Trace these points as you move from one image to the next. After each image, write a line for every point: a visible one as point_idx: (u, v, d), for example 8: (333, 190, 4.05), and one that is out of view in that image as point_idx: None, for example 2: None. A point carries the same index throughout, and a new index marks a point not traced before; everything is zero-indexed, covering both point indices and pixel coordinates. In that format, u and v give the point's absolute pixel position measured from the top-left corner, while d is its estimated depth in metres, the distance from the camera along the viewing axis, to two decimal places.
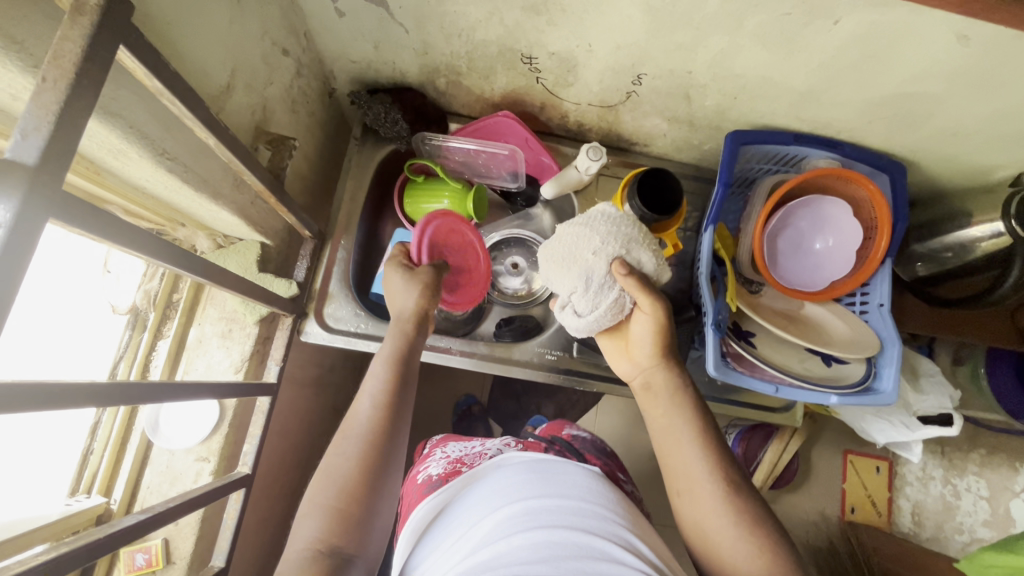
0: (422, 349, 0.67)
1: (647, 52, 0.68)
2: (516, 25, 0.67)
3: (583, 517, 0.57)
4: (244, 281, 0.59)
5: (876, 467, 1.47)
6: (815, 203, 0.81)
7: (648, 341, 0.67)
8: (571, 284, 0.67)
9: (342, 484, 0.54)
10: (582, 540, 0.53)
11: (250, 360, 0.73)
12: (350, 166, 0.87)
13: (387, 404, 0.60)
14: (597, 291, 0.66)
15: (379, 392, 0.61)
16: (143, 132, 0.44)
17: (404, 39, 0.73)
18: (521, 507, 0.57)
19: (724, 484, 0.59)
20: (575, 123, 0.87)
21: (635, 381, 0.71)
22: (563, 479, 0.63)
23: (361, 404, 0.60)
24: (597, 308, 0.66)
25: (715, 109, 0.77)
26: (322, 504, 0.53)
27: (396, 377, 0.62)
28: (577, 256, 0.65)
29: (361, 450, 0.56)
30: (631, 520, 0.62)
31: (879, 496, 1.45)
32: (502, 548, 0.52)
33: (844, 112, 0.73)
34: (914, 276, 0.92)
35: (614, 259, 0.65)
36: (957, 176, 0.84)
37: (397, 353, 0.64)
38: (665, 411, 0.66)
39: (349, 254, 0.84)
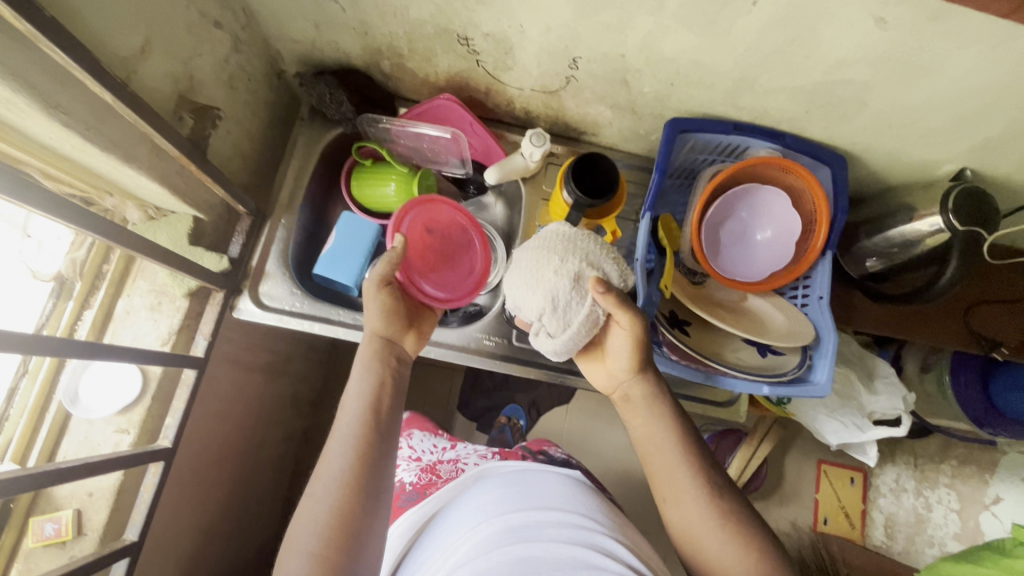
0: (399, 377, 0.69)
1: (578, 34, 0.68)
2: (447, 4, 0.67)
3: (556, 530, 0.60)
4: (141, 242, 0.60)
5: (851, 479, 1.46)
6: (755, 194, 0.81)
7: (627, 351, 0.66)
8: (537, 305, 0.61)
9: (320, 529, 0.56)
10: (560, 551, 0.56)
11: (178, 334, 0.73)
12: (297, 147, 0.88)
13: (366, 436, 0.62)
14: (568, 309, 0.60)
15: (352, 427, 0.62)
16: (31, 83, 0.44)
17: (341, 17, 0.73)
18: (501, 525, 0.60)
19: (709, 488, 0.61)
20: (521, 110, 0.88)
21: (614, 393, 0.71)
22: (541, 494, 0.67)
23: (336, 442, 0.62)
24: (571, 326, 0.61)
25: (654, 96, 0.78)
26: (305, 549, 0.55)
27: (369, 410, 0.64)
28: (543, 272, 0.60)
29: (338, 490, 0.58)
30: (610, 527, 0.65)
31: (853, 507, 1.44)
32: (480, 564, 0.55)
33: (780, 101, 0.73)
34: (863, 272, 0.89)
35: (585, 273, 0.60)
36: (902, 171, 0.83)
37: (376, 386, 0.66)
38: (644, 423, 0.66)
39: (289, 233, 0.84)
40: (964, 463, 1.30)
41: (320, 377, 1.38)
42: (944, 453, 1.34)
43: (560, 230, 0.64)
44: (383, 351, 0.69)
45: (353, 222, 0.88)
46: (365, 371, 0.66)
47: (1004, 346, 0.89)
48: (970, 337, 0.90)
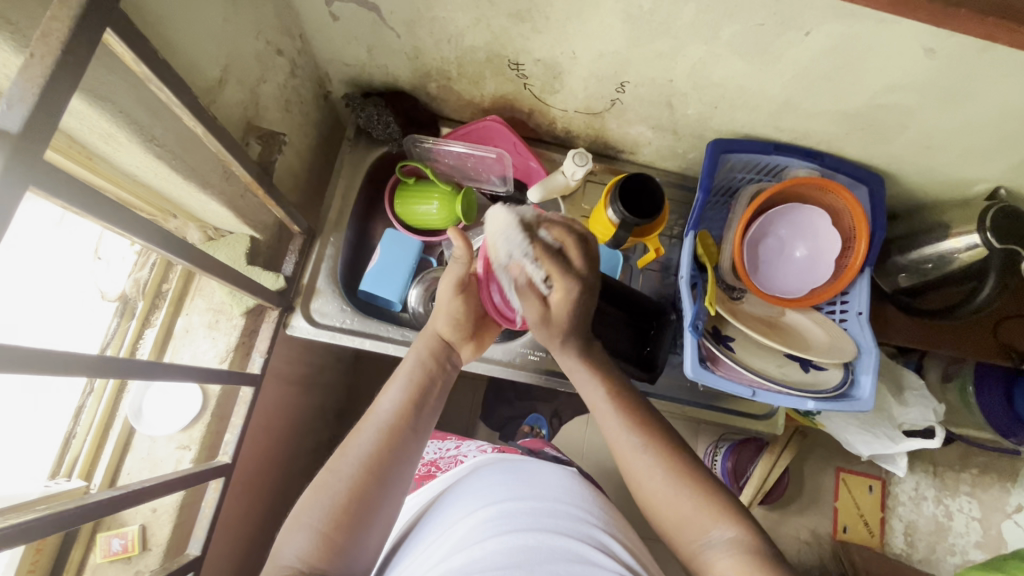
0: (439, 377, 0.69)
1: (629, 60, 0.70)
2: (502, 31, 0.70)
3: (551, 521, 0.61)
4: (229, 271, 0.61)
5: (869, 487, 1.41)
6: (795, 212, 0.83)
7: (559, 316, 0.70)
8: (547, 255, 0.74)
9: (331, 507, 0.55)
10: (558, 543, 0.58)
11: (235, 351, 0.75)
12: (342, 165, 0.90)
13: (400, 425, 0.63)
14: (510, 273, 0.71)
15: (389, 414, 0.63)
16: (132, 118, 0.46)
17: (396, 43, 0.75)
18: (496, 510, 0.62)
19: (643, 435, 0.64)
20: (562, 130, 0.90)
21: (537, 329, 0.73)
22: (539, 485, 0.69)
23: (369, 423, 0.63)
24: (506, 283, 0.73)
25: (696, 117, 0.80)
26: (310, 524, 0.55)
27: (410, 399, 0.65)
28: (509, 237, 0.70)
29: (356, 468, 0.58)
30: (603, 518, 0.68)
31: (872, 516, 1.39)
32: (476, 551, 0.55)
33: (821, 123, 0.76)
34: (896, 287, 0.92)
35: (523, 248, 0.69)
36: (937, 188, 0.85)
37: (418, 379, 0.67)
38: (580, 382, 0.71)
39: (338, 251, 0.86)
40: (984, 472, 1.37)
41: (348, 389, 1.39)
42: (965, 462, 1.37)
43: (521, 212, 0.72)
44: (439, 351, 0.71)
45: (396, 240, 0.90)
46: (408, 364, 0.67)
47: None
48: (1001, 351, 0.91)
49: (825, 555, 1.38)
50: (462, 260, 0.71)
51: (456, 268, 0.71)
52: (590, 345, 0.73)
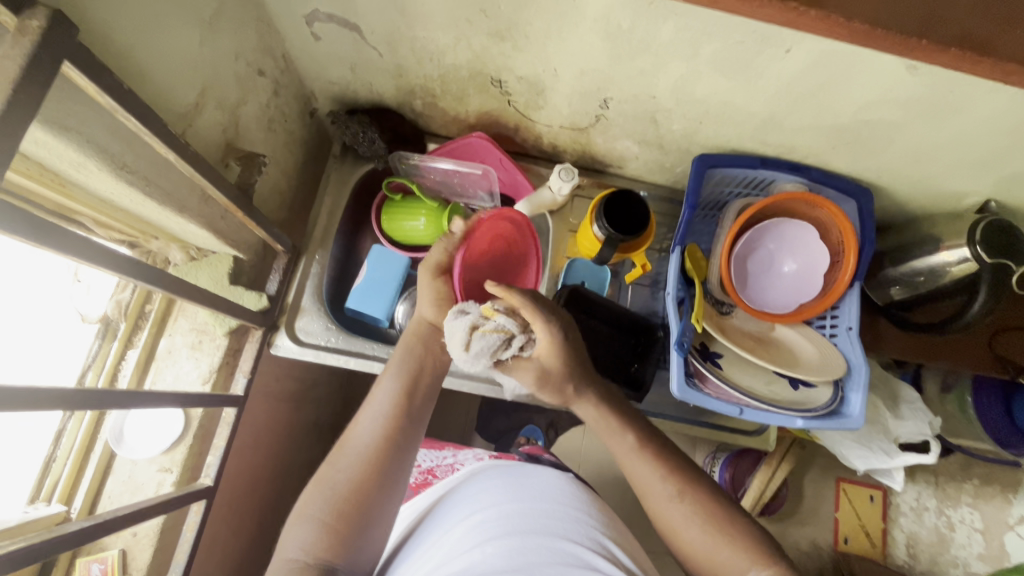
0: (434, 365, 0.69)
1: (610, 77, 0.70)
2: (483, 50, 0.69)
3: (553, 523, 0.61)
4: (205, 294, 0.62)
5: (870, 497, 1.39)
6: (782, 226, 0.83)
7: (554, 365, 0.65)
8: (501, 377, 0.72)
9: (332, 499, 0.57)
10: (554, 544, 0.58)
11: (218, 372, 0.74)
12: (329, 182, 0.90)
13: (397, 417, 0.62)
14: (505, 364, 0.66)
15: (384, 407, 0.63)
16: (101, 147, 0.46)
17: (379, 62, 0.75)
18: (495, 512, 0.62)
19: (678, 486, 0.63)
20: (549, 145, 0.89)
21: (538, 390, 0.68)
22: (539, 484, 0.68)
23: (366, 415, 0.63)
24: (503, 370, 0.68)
25: (682, 132, 0.79)
26: (313, 516, 0.56)
27: (403, 392, 0.64)
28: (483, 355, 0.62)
29: (356, 461, 0.59)
30: (607, 524, 0.66)
31: (874, 526, 1.37)
32: (476, 555, 0.56)
33: (807, 138, 0.75)
34: (887, 299, 0.91)
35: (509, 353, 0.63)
36: (927, 201, 0.84)
37: (412, 370, 0.66)
38: (604, 431, 0.68)
39: (323, 269, 0.86)
40: (986, 482, 1.35)
41: (342, 403, 1.38)
42: (966, 472, 1.35)
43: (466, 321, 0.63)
44: (429, 338, 0.69)
45: (382, 256, 0.90)
46: (402, 355, 0.67)
47: None
48: (997, 362, 0.91)
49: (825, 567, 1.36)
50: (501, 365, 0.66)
51: (438, 254, 0.70)
52: (607, 389, 0.70)
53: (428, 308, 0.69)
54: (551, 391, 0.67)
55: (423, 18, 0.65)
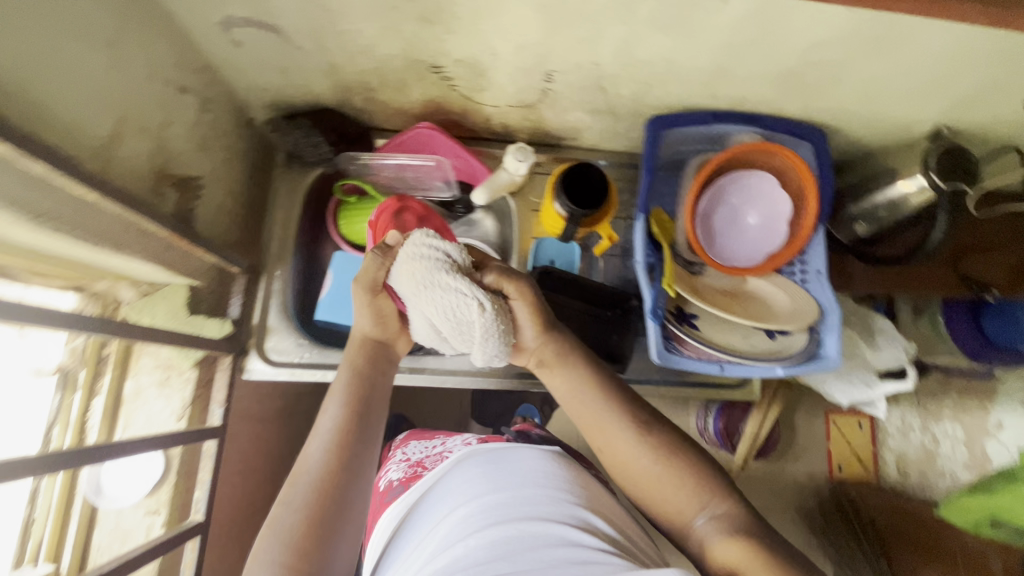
0: (377, 385, 0.67)
1: (550, 49, 0.67)
2: (415, 36, 0.66)
3: (531, 507, 0.61)
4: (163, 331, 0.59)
5: (860, 425, 1.45)
6: (743, 179, 0.82)
7: (524, 321, 0.66)
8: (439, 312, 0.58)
9: (288, 535, 0.55)
10: (536, 529, 0.58)
11: (192, 405, 0.73)
12: (278, 193, 0.88)
13: (342, 443, 0.61)
14: (462, 320, 0.59)
15: (330, 434, 0.61)
16: (13, 197, 0.44)
17: (307, 61, 0.72)
18: (477, 505, 0.62)
19: (637, 426, 0.64)
20: (500, 125, 0.87)
21: (528, 362, 0.70)
22: (519, 469, 0.68)
23: (313, 445, 0.61)
24: (430, 300, 0.58)
25: (631, 96, 0.78)
26: (269, 558, 0.54)
27: (349, 416, 0.63)
28: (434, 271, 0.58)
29: (308, 492, 0.58)
30: (585, 494, 0.66)
31: (864, 451, 1.45)
32: (459, 550, 0.57)
33: (755, 87, 0.74)
34: (854, 237, 0.92)
35: (474, 310, 0.58)
36: (879, 135, 0.85)
37: (353, 394, 0.65)
38: (569, 395, 0.67)
39: (286, 285, 0.84)
40: None
41: None
42: (943, 388, 1.36)
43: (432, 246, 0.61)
44: (373, 358, 0.68)
45: (348, 262, 0.88)
46: (340, 379, 0.65)
47: (994, 288, 0.95)
48: (960, 283, 0.97)
49: (822, 495, 1.44)
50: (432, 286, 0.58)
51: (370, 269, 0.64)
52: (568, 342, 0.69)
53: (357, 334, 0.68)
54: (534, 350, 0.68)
55: (346, 11, 0.62)
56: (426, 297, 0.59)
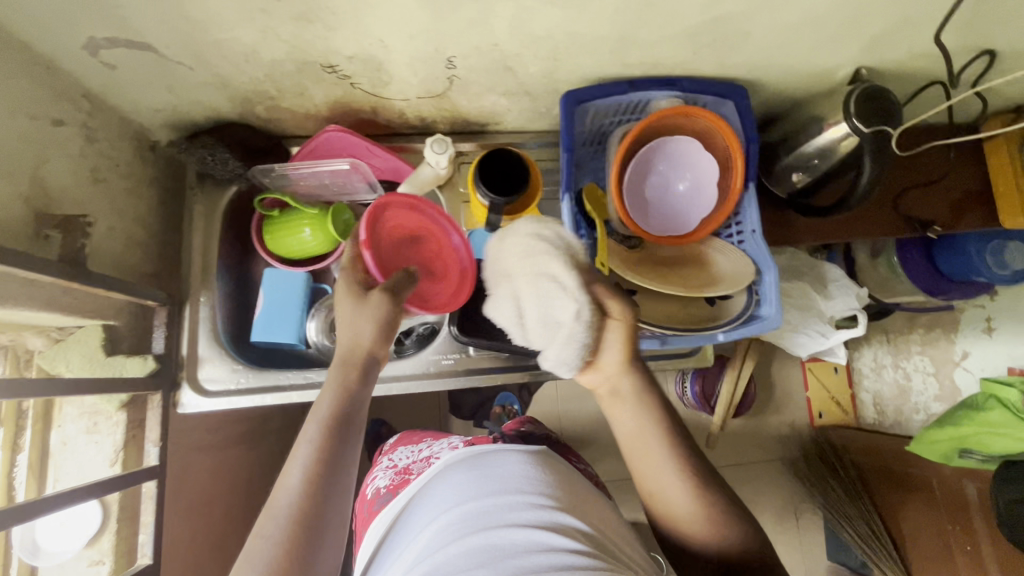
0: (363, 402, 0.60)
1: (443, 35, 0.64)
2: (296, 38, 0.62)
3: (513, 510, 0.59)
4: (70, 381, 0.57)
5: (836, 369, 1.59)
6: (668, 146, 0.80)
7: (617, 349, 0.61)
8: (538, 299, 0.64)
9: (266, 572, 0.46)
10: (516, 535, 0.56)
11: (125, 450, 0.70)
12: (193, 215, 0.83)
13: (327, 464, 0.53)
14: (553, 312, 0.63)
15: (309, 454, 0.53)
16: None
17: (192, 75, 0.68)
18: (457, 512, 0.60)
19: (685, 464, 0.59)
20: (416, 118, 0.83)
21: (600, 390, 0.64)
22: (501, 474, 0.64)
23: (292, 468, 0.53)
24: (531, 280, 0.65)
25: (541, 73, 0.75)
26: None
27: (331, 433, 0.55)
28: (546, 257, 0.66)
29: (289, 521, 0.49)
30: (564, 492, 0.64)
31: (842, 395, 1.58)
32: (437, 557, 0.55)
33: (665, 49, 0.71)
34: (791, 189, 0.90)
35: (568, 307, 0.61)
36: (803, 84, 0.83)
37: (335, 410, 0.57)
38: (637, 425, 0.61)
39: (214, 309, 0.81)
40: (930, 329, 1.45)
41: None
42: (912, 323, 1.48)
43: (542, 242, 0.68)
44: (359, 370, 0.61)
45: (278, 278, 0.86)
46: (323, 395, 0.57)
47: (936, 224, 0.96)
48: (903, 223, 0.96)
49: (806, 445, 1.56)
50: (537, 273, 0.65)
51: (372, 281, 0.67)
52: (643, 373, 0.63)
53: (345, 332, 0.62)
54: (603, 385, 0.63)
55: (213, 18, 0.58)
56: (530, 277, 0.66)
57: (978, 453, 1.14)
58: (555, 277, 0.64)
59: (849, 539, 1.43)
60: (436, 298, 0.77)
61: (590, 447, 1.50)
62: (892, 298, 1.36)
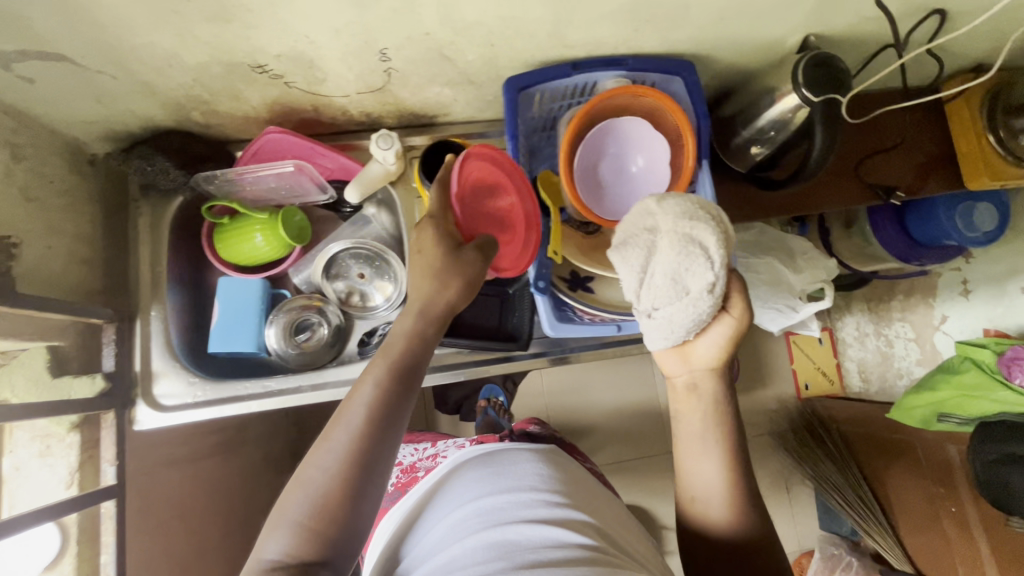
0: (427, 359, 0.59)
1: (370, 27, 0.62)
2: (217, 39, 0.60)
3: (524, 508, 0.62)
4: None
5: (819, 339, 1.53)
6: (616, 126, 0.78)
7: (718, 350, 0.60)
8: (666, 278, 0.56)
9: (314, 499, 0.49)
10: (533, 531, 0.58)
11: (81, 470, 0.69)
12: (140, 228, 0.81)
13: (386, 410, 0.53)
14: (684, 278, 0.55)
15: (373, 393, 0.54)
16: None
17: (118, 85, 0.66)
18: (474, 507, 0.62)
19: (730, 460, 0.60)
20: (361, 115, 0.81)
21: (677, 379, 0.63)
22: (515, 471, 0.67)
23: (353, 403, 0.53)
24: (676, 242, 0.55)
25: (481, 61, 0.73)
26: (295, 519, 0.48)
27: (394, 378, 0.55)
28: (701, 233, 0.55)
29: (343, 455, 0.50)
30: (571, 491, 0.67)
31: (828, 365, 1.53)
32: (454, 550, 0.58)
33: (604, 29, 0.69)
34: (751, 163, 0.90)
35: (704, 278, 0.54)
36: (754, 56, 0.81)
37: (400, 358, 0.57)
38: (704, 426, 0.61)
39: (167, 322, 0.80)
40: (909, 296, 1.45)
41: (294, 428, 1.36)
42: (891, 291, 1.47)
43: (692, 210, 0.57)
44: (429, 313, 0.59)
45: (231, 287, 0.84)
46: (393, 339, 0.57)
47: (899, 190, 0.95)
48: (866, 191, 0.95)
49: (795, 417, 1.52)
50: (683, 249, 0.55)
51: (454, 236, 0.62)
52: (730, 379, 0.62)
53: (419, 273, 0.60)
54: (686, 401, 0.62)
55: (124, 23, 0.56)
56: (678, 243, 0.56)
57: (956, 416, 1.13)
58: (708, 261, 0.55)
59: (836, 505, 1.43)
60: (506, 261, 0.70)
61: (576, 434, 1.50)
62: (876, 268, 1.35)
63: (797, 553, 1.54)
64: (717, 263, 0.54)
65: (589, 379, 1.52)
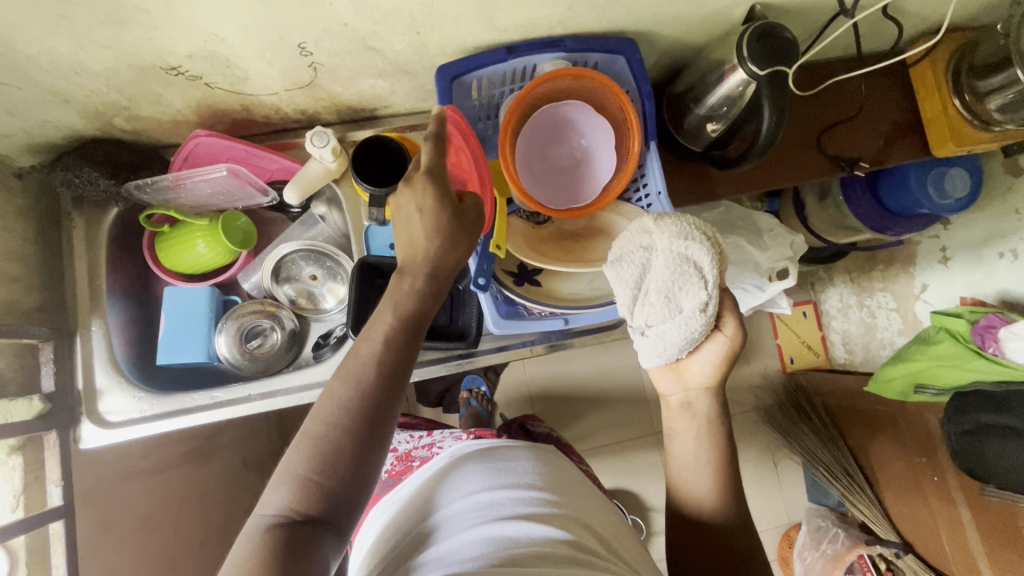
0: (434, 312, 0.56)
1: (281, 21, 0.59)
2: (117, 42, 0.57)
3: (522, 505, 0.62)
4: None
5: (804, 314, 1.54)
6: (560, 111, 0.76)
7: (714, 369, 0.64)
8: (663, 297, 0.60)
9: (320, 452, 0.45)
10: (532, 529, 0.59)
11: (27, 493, 0.69)
12: (74, 241, 0.79)
13: (393, 364, 0.50)
14: (677, 296, 0.60)
15: (380, 347, 0.50)
16: None
17: (26, 95, 0.63)
18: (474, 501, 0.63)
19: (719, 467, 0.65)
20: (295, 111, 0.78)
21: (672, 397, 0.68)
22: (511, 469, 0.68)
23: (359, 355, 0.50)
24: (672, 262, 0.60)
25: (411, 50, 0.69)
26: (298, 472, 0.45)
27: (402, 333, 0.52)
28: (697, 258, 0.59)
29: (350, 409, 0.47)
30: (558, 489, 0.68)
31: (813, 338, 1.54)
32: (453, 543, 0.58)
33: (535, 10, 0.66)
34: (706, 142, 0.86)
35: (696, 298, 0.59)
36: (703, 28, 0.77)
37: (406, 309, 0.53)
38: (698, 436, 0.66)
39: (109, 336, 0.78)
40: (889, 267, 1.41)
41: None
42: (871, 262, 1.44)
43: (692, 232, 0.60)
44: (437, 262, 0.55)
45: (178, 296, 0.82)
46: (398, 289, 0.53)
47: (863, 161, 0.92)
48: (829, 164, 0.92)
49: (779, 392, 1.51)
50: (679, 272, 0.59)
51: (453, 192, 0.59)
52: (723, 398, 0.67)
53: (417, 231, 0.54)
54: (682, 417, 0.67)
55: (12, 31, 0.53)
56: (674, 265, 0.60)
57: (932, 387, 1.10)
58: (700, 285, 0.59)
59: (822, 478, 1.38)
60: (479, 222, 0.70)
61: (560, 420, 1.48)
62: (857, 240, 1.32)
63: (785, 526, 1.53)
64: (709, 288, 0.59)
65: (570, 364, 1.50)
